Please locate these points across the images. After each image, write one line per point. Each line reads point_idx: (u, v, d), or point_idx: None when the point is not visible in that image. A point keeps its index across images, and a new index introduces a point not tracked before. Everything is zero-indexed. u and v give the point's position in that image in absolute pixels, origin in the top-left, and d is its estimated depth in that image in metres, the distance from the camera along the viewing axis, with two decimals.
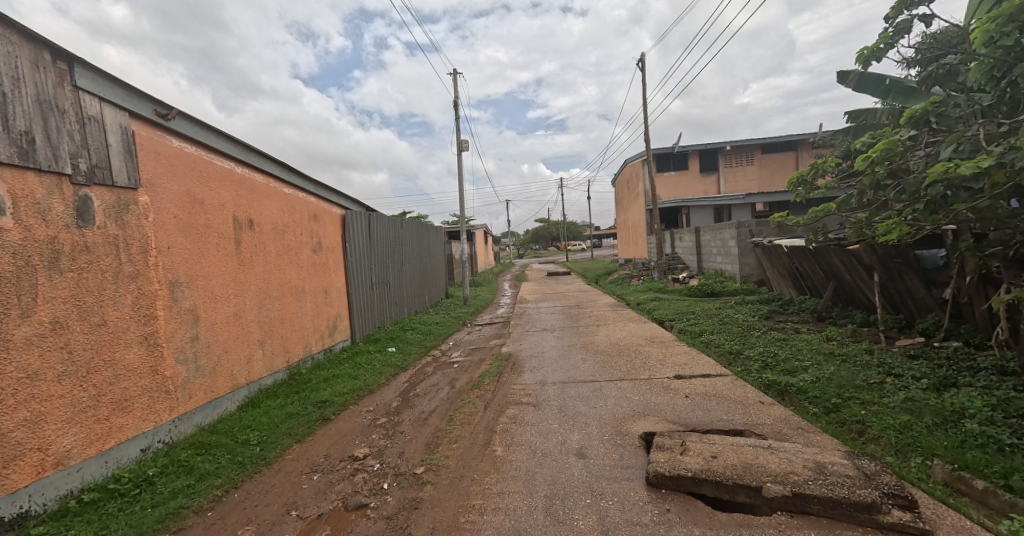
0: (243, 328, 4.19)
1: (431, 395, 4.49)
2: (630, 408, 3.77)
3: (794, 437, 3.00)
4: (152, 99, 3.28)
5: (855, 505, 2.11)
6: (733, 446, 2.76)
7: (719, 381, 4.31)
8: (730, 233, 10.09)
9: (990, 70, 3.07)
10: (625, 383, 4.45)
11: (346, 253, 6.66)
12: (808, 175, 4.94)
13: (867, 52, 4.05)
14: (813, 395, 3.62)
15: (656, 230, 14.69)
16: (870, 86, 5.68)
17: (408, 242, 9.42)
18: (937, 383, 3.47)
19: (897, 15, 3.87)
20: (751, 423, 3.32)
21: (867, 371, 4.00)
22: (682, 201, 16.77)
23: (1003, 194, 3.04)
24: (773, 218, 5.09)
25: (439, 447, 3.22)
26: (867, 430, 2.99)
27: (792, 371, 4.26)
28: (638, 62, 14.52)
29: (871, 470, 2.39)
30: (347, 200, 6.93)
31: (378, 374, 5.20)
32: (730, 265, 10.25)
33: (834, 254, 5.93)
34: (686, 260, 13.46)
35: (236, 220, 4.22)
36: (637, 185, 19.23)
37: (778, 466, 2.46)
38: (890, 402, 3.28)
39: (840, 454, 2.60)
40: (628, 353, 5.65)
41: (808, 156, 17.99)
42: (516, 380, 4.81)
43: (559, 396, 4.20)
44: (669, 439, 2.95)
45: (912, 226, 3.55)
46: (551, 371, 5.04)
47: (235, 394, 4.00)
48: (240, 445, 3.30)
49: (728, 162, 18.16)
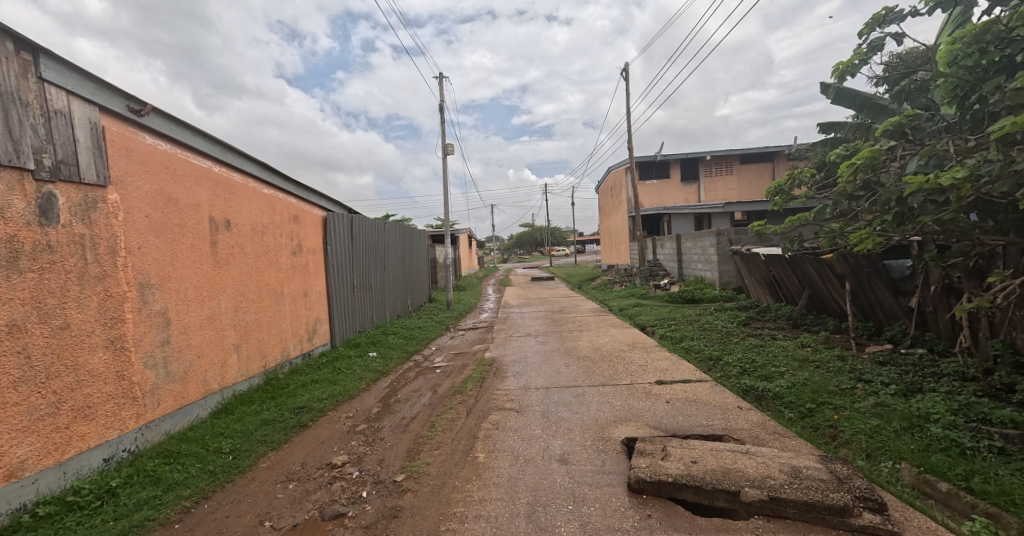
0: (218, 332, 4.06)
1: (412, 401, 4.43)
2: (613, 413, 3.80)
3: (770, 442, 3.07)
4: (124, 94, 3.17)
5: (829, 509, 2.16)
6: (712, 451, 2.79)
7: (699, 386, 4.38)
8: (710, 241, 10.33)
9: (954, 87, 3.20)
10: (607, 389, 4.48)
11: (326, 255, 6.53)
12: (785, 185, 5.08)
13: (842, 67, 4.20)
14: (788, 401, 3.71)
15: (639, 237, 14.89)
16: (846, 100, 5.77)
17: (392, 245, 9.32)
18: (905, 389, 3.60)
19: (869, 32, 4.03)
20: (730, 428, 3.38)
21: (839, 376, 4.12)
22: (664, 209, 17.07)
23: (967, 208, 3.17)
24: (752, 226, 5.18)
25: (420, 453, 3.18)
26: (840, 435, 3.08)
27: (769, 377, 4.36)
28: (622, 71, 14.84)
29: (844, 474, 2.46)
30: (328, 202, 6.82)
31: (358, 379, 5.11)
32: (710, 272, 10.46)
33: (809, 263, 6.12)
34: (667, 267, 13.70)
35: (212, 221, 4.09)
36: (619, 193, 19.55)
37: (755, 471, 2.50)
38: (861, 407, 3.38)
39: (815, 459, 2.67)
40: (610, 359, 5.70)
41: (784, 167, 18.59)
42: (499, 385, 4.78)
43: (542, 402, 4.19)
44: (650, 445, 2.98)
45: (882, 237, 3.68)
46: (535, 377, 5.04)
47: (207, 400, 3.86)
48: (211, 454, 3.18)
49: (708, 172, 18.63)
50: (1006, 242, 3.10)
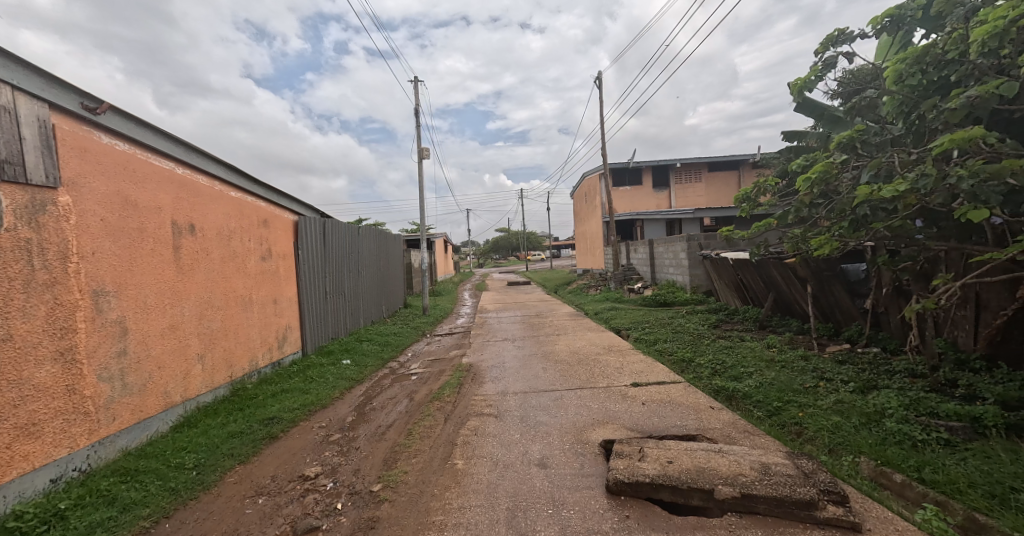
0: (181, 341, 3.87)
1: (388, 408, 4.34)
2: (590, 416, 3.84)
3: (741, 440, 3.18)
4: (78, 91, 3.00)
5: (796, 503, 2.25)
6: (687, 451, 2.87)
7: (673, 388, 4.49)
8: (681, 246, 10.65)
9: (900, 105, 3.41)
10: (584, 392, 4.54)
11: (298, 261, 6.34)
12: (751, 192, 5.27)
13: (800, 83, 4.44)
14: (756, 400, 3.86)
15: (613, 242, 15.15)
16: (805, 110, 6.08)
17: (366, 250, 9.15)
18: (862, 386, 3.80)
19: (823, 51, 4.27)
20: (703, 428, 3.47)
21: (802, 375, 4.32)
22: (637, 214, 17.47)
23: (913, 216, 3.41)
24: (720, 232, 5.36)
25: (397, 462, 3.11)
26: (805, 431, 3.22)
27: (738, 377, 4.51)
28: (595, 79, 15.17)
29: (809, 469, 2.58)
30: (299, 206, 6.64)
31: (331, 387, 4.96)
32: (681, 276, 10.77)
33: (773, 267, 6.39)
34: (640, 271, 14.00)
35: (175, 225, 3.91)
36: (593, 199, 19.89)
37: (728, 469, 2.59)
38: (823, 404, 3.55)
39: (783, 455, 2.78)
40: (587, 362, 5.77)
41: (749, 175, 19.41)
42: (477, 390, 4.76)
43: (520, 406, 4.20)
44: (627, 446, 3.03)
45: (840, 242, 3.87)
46: (512, 381, 5.03)
47: (168, 413, 3.66)
48: (172, 471, 3.01)
49: (678, 179, 19.23)
50: (948, 247, 3.33)
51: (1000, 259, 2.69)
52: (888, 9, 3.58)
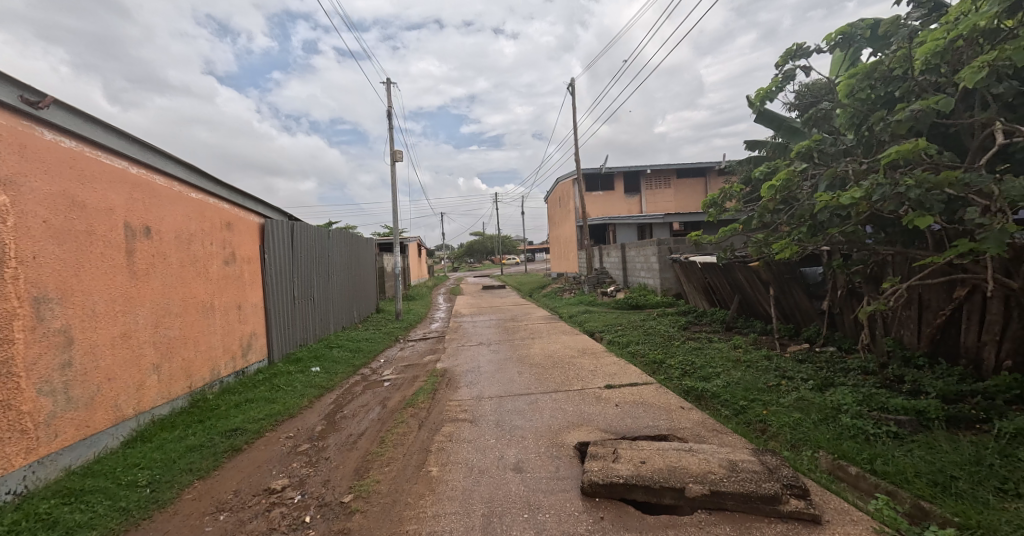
0: (134, 350, 3.65)
1: (360, 416, 4.23)
2: (565, 419, 3.87)
3: (710, 439, 3.28)
4: (18, 83, 2.79)
5: (761, 498, 2.33)
6: (659, 451, 2.93)
7: (645, 389, 4.59)
8: (652, 250, 10.92)
9: (851, 117, 3.62)
10: (559, 395, 4.57)
11: (264, 265, 6.11)
12: (718, 198, 5.46)
13: (762, 93, 4.65)
14: (724, 399, 3.99)
15: (586, 246, 15.37)
16: (766, 121, 6.38)
17: (336, 254, 8.92)
18: (820, 384, 4.00)
19: (783, 64, 4.50)
20: (674, 428, 3.56)
21: (766, 375, 4.49)
22: (609, 219, 17.80)
23: (864, 223, 3.62)
24: (689, 236, 5.53)
25: (369, 471, 3.03)
26: (769, 428, 3.36)
27: (707, 377, 4.65)
28: (568, 86, 15.44)
29: (773, 464, 2.68)
30: (266, 208, 6.41)
31: (300, 396, 4.79)
32: (652, 280, 11.03)
33: (738, 270, 6.64)
34: (613, 275, 14.26)
35: (128, 227, 3.69)
36: (567, 203, 20.15)
37: (698, 467, 2.66)
38: (785, 402, 3.71)
39: (749, 452, 2.88)
40: (561, 365, 5.81)
41: (715, 182, 20.14)
42: (452, 395, 4.70)
43: (495, 411, 4.18)
44: (602, 448, 3.06)
45: (800, 247, 4.06)
46: (488, 386, 5.01)
47: (118, 427, 3.44)
48: (123, 489, 2.82)
49: (649, 185, 19.74)
50: (895, 251, 3.56)
51: (939, 263, 2.90)
52: (841, 27, 3.81)
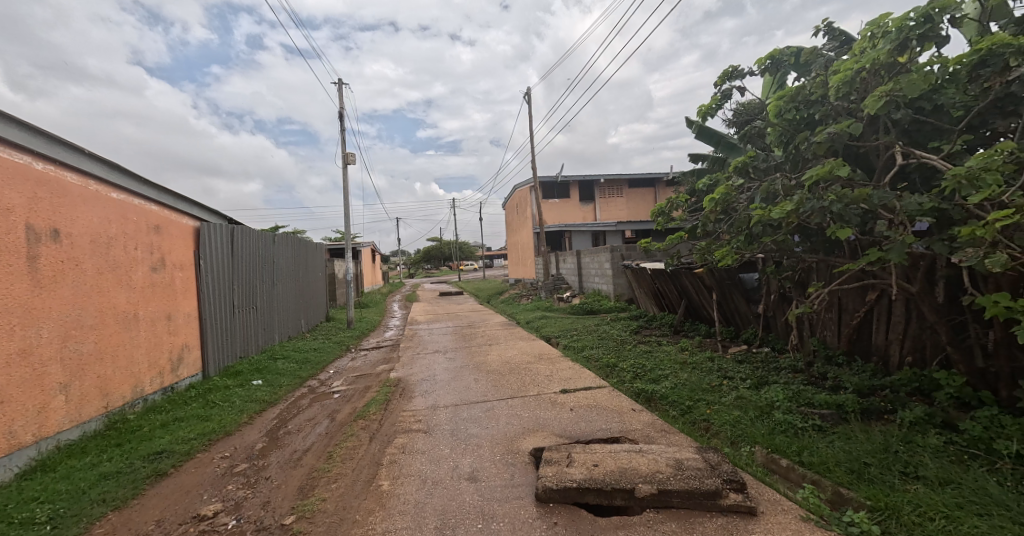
0: (36, 369, 3.25)
1: (306, 431, 4.01)
2: (521, 426, 3.87)
3: (658, 439, 3.41)
4: None
5: (704, 494, 2.45)
6: (611, 453, 3.01)
7: (599, 393, 4.70)
8: (606, 257, 11.27)
9: (780, 135, 3.93)
10: (515, 401, 4.57)
11: (199, 271, 5.68)
12: (665, 208, 5.73)
13: (703, 110, 4.95)
14: (671, 400, 4.17)
15: (543, 252, 15.60)
16: (707, 136, 6.79)
17: (283, 260, 8.47)
18: (757, 382, 4.28)
19: (721, 84, 4.81)
20: (625, 430, 3.67)
21: (710, 375, 4.75)
22: (565, 226, 18.19)
23: (793, 233, 3.93)
24: (640, 244, 5.75)
25: (314, 489, 2.88)
26: (711, 427, 3.55)
27: (656, 380, 4.84)
28: (525, 95, 15.73)
29: (714, 461, 2.83)
30: (201, 210, 5.98)
31: (238, 412, 4.48)
32: (606, 286, 11.37)
33: (685, 277, 6.99)
34: (569, 280, 14.55)
35: (31, 230, 3.30)
36: (524, 210, 20.39)
37: (646, 467, 2.76)
38: (726, 401, 3.94)
39: (693, 450, 3.02)
40: (518, 372, 5.83)
41: (664, 192, 21.17)
42: (405, 406, 4.58)
43: (450, 420, 4.11)
44: (556, 453, 3.10)
45: (738, 254, 4.33)
46: (443, 395, 4.92)
47: (15, 456, 3.04)
48: (19, 527, 2.47)
49: (602, 193, 20.40)
50: (818, 259, 3.89)
51: (854, 270, 3.20)
52: (770, 53, 4.14)
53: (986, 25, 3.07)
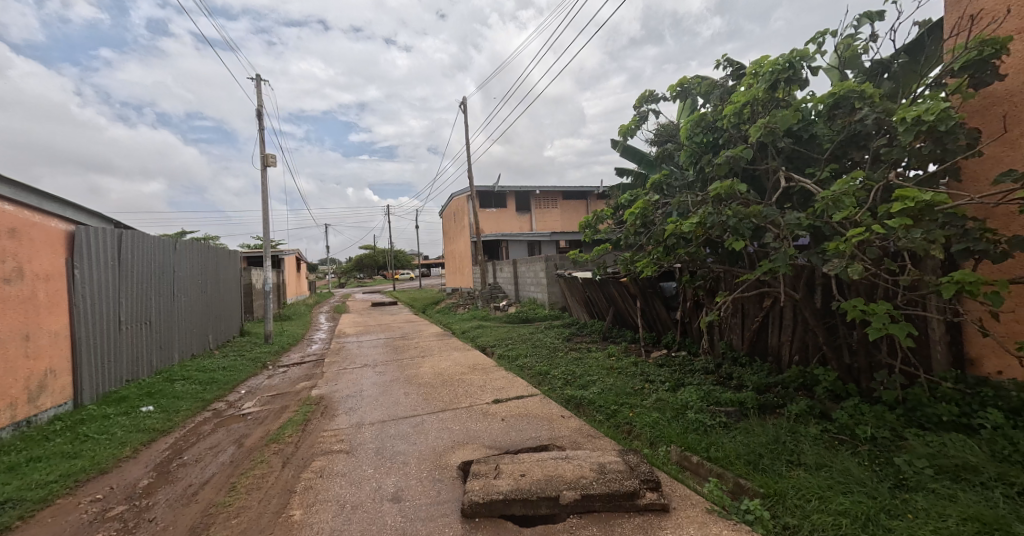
0: None
1: (205, 462, 3.59)
2: (450, 439, 3.79)
3: (584, 444, 3.51)
4: None
5: (623, 495, 2.55)
6: (538, 462, 3.04)
7: (530, 401, 4.75)
8: (540, 266, 11.53)
9: (690, 156, 4.29)
10: (446, 414, 4.47)
11: (73, 282, 4.90)
12: (592, 220, 5.99)
13: (623, 130, 5.28)
14: (597, 405, 4.33)
15: (480, 261, 15.58)
16: (630, 154, 7.24)
17: (186, 269, 7.61)
18: (674, 384, 4.59)
19: (639, 106, 5.17)
20: (554, 437, 3.73)
21: (633, 380, 5.00)
22: (502, 235, 18.37)
23: (703, 245, 4.30)
24: (569, 255, 5.96)
25: (210, 528, 2.57)
26: (633, 429, 3.73)
27: (585, 386, 5.00)
28: (461, 104, 15.79)
29: (634, 462, 2.96)
30: (79, 212, 5.19)
31: (120, 445, 3.89)
32: (541, 294, 11.62)
33: (612, 285, 7.34)
34: (505, 289, 14.66)
35: None
36: (461, 219, 20.30)
37: (571, 473, 2.82)
38: (646, 403, 4.17)
39: (615, 453, 3.15)
40: (450, 383, 5.72)
41: (596, 204, 22.21)
42: (326, 425, 4.28)
43: (375, 438, 3.91)
44: (484, 465, 3.06)
45: (657, 265, 4.63)
46: (369, 411, 4.68)
47: None
48: None
49: (538, 204, 20.94)
50: (724, 269, 4.28)
51: (752, 280, 3.56)
52: (679, 81, 4.54)
53: (844, 72, 3.62)
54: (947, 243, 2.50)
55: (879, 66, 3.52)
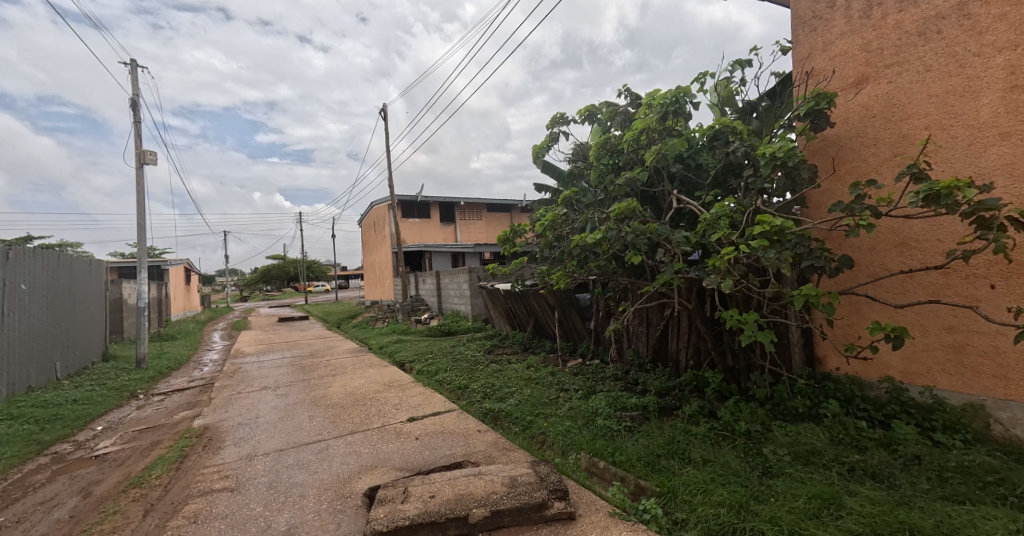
0: None
1: (33, 521, 2.91)
2: (357, 464, 3.52)
3: (499, 458, 3.48)
4: None
5: (532, 507, 2.55)
6: (449, 481, 2.93)
7: (447, 417, 4.62)
8: (463, 277, 11.44)
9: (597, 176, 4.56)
10: (354, 437, 4.17)
11: None
12: (510, 234, 6.06)
13: (538, 149, 5.48)
14: (514, 417, 4.33)
15: (401, 273, 15.04)
16: (547, 171, 7.52)
17: (24, 282, 6.27)
18: (587, 392, 4.77)
19: (551, 127, 5.40)
20: (469, 453, 3.65)
21: (549, 389, 5.11)
22: (425, 246, 17.98)
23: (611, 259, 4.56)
24: (487, 268, 5.98)
25: None
26: (546, 439, 3.78)
27: (503, 398, 5.00)
28: (381, 110, 15.34)
29: (544, 473, 2.99)
30: None
31: None
32: (464, 306, 11.51)
33: (532, 297, 7.50)
34: (428, 301, 14.30)
35: None
36: (382, 228, 19.51)
37: (482, 490, 2.76)
38: (560, 412, 4.27)
39: (528, 465, 3.15)
40: (362, 403, 5.36)
41: (520, 217, 22.75)
42: (207, 461, 3.74)
43: (269, 470, 3.51)
44: (391, 490, 2.88)
45: (571, 278, 4.82)
46: (264, 440, 4.19)
47: None
48: None
49: (463, 215, 20.89)
50: (629, 282, 4.57)
51: (652, 291, 3.84)
52: (587, 106, 4.83)
53: (723, 109, 4.11)
54: (798, 260, 2.92)
55: (749, 106, 4.06)
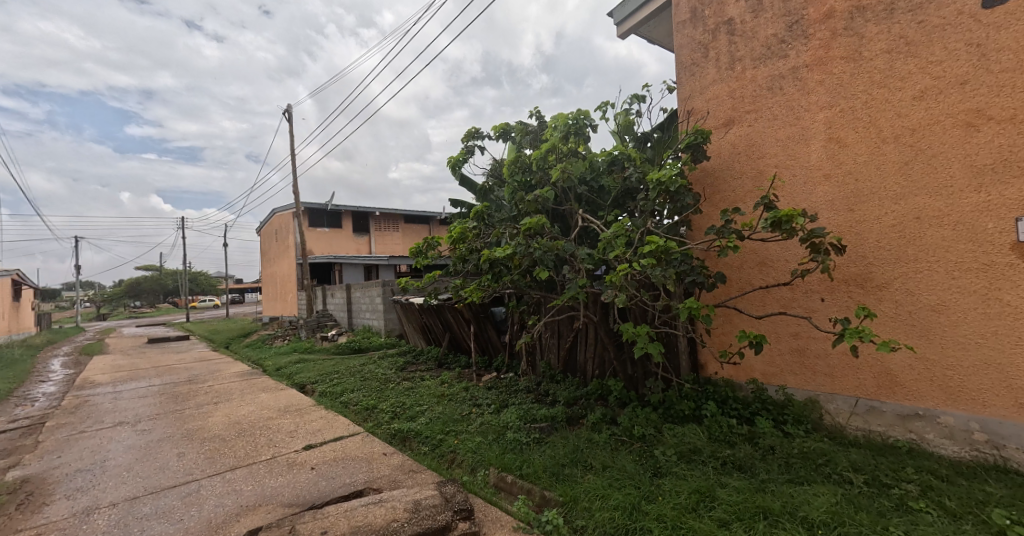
0: None
1: None
2: (236, 505, 3.09)
3: (404, 481, 3.30)
4: None
5: (434, 531, 2.44)
6: (345, 513, 2.70)
7: (350, 441, 4.29)
8: (376, 291, 10.89)
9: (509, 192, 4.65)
10: (235, 473, 3.66)
11: None
12: (423, 246, 5.85)
13: (453, 160, 5.47)
14: (423, 437, 4.16)
15: (306, 286, 13.86)
16: (463, 184, 7.53)
17: None
18: (499, 406, 4.76)
19: (467, 141, 5.43)
20: (371, 479, 3.40)
21: (462, 405, 5.02)
22: (334, 257, 16.84)
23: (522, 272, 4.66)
24: (399, 281, 5.74)
25: None
26: (456, 457, 3.68)
27: (413, 417, 4.78)
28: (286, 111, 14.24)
29: (450, 493, 2.89)
30: None
31: None
32: (377, 321, 10.93)
33: (448, 311, 7.38)
34: (336, 317, 13.34)
35: None
36: (285, 238, 17.89)
37: (381, 518, 2.57)
38: (471, 428, 4.20)
39: (433, 486, 3.03)
40: (249, 433, 4.76)
41: (439, 230, 22.43)
42: (26, 521, 3.00)
43: (115, 524, 2.91)
44: (275, 530, 2.56)
45: (484, 291, 4.81)
46: (112, 488, 3.49)
47: None
48: None
49: (378, 226, 20.02)
50: (540, 295, 4.70)
51: (560, 304, 3.99)
52: (500, 124, 4.95)
53: (622, 137, 4.47)
54: (682, 276, 3.25)
55: (644, 136, 4.47)
